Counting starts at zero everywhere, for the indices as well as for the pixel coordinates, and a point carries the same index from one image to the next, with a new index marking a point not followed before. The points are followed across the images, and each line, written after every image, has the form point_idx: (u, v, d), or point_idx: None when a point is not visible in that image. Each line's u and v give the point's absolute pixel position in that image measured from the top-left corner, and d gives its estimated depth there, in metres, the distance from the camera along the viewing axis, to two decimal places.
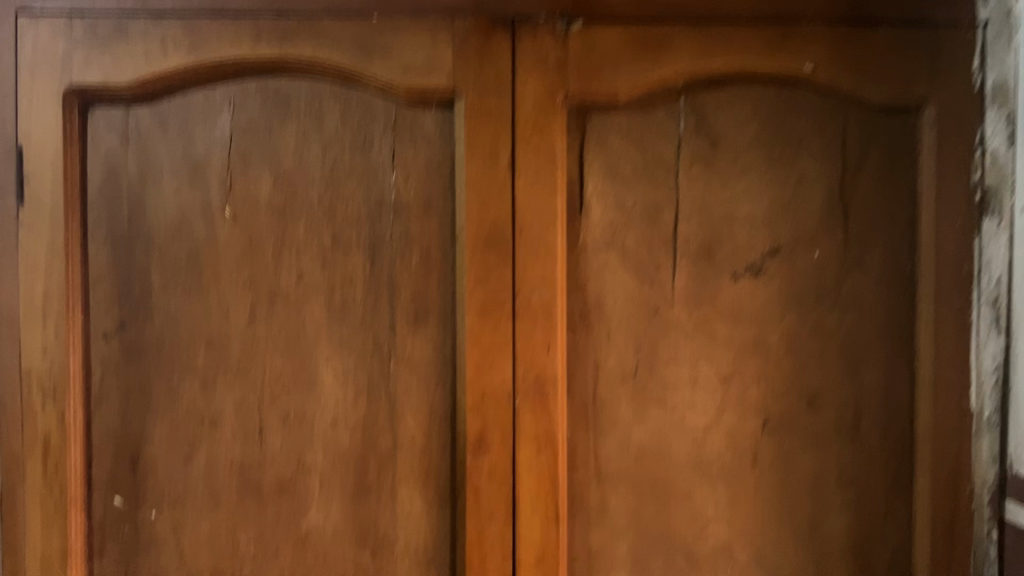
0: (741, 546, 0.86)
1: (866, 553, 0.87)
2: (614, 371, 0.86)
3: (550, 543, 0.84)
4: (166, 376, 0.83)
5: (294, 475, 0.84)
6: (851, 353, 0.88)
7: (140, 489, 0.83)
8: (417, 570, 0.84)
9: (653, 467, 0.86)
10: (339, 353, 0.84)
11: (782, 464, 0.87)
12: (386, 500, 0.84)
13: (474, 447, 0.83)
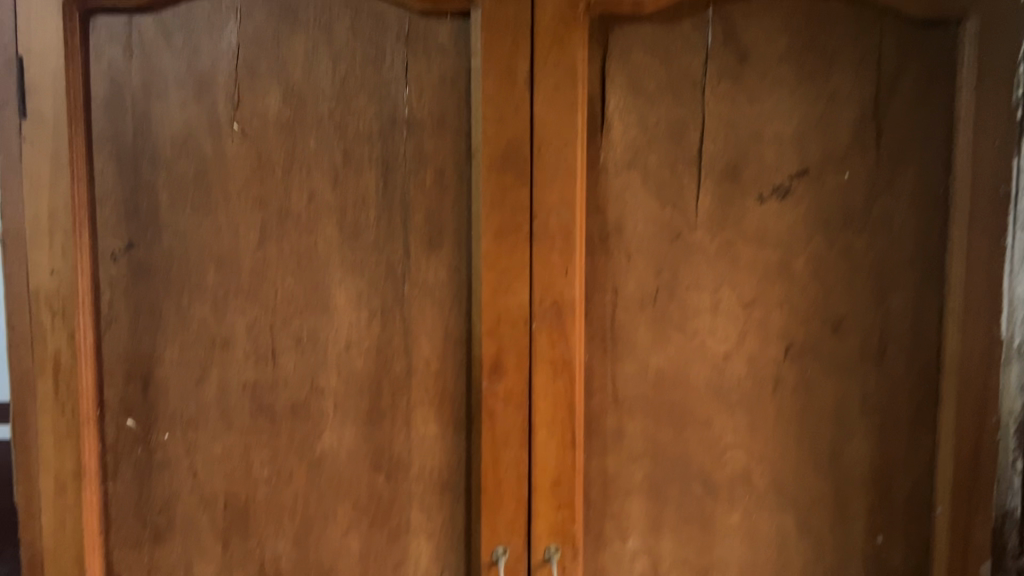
0: (759, 472, 0.86)
1: (887, 481, 0.86)
2: (634, 296, 0.83)
3: (565, 467, 0.83)
4: (176, 297, 0.81)
5: (308, 398, 0.82)
6: (880, 279, 0.84)
7: (153, 410, 0.82)
8: (432, 493, 0.84)
9: (671, 394, 0.85)
10: (352, 276, 0.81)
11: (804, 391, 0.85)
12: (400, 423, 0.83)
13: (490, 371, 0.81)
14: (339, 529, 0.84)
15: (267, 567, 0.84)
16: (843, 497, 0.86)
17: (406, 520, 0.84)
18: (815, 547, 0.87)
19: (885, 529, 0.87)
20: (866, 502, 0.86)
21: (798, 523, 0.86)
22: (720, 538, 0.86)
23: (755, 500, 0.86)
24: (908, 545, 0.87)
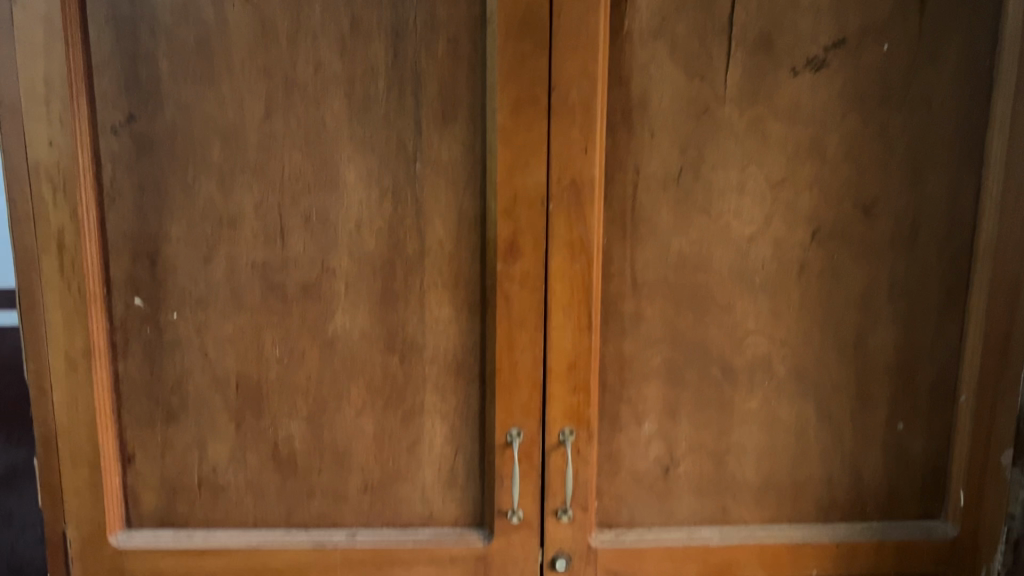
0: (780, 358, 0.84)
1: (912, 368, 0.85)
2: (657, 176, 0.80)
3: (582, 351, 0.81)
4: (180, 172, 0.78)
5: (319, 278, 0.80)
6: (915, 160, 0.81)
7: (161, 289, 0.80)
8: (446, 376, 0.83)
9: (692, 278, 0.82)
10: (362, 152, 0.78)
11: (830, 275, 0.82)
12: (414, 305, 0.81)
13: (506, 253, 0.79)
14: (353, 410, 0.83)
15: (282, 447, 0.84)
16: (865, 384, 0.85)
17: (420, 402, 0.83)
18: (834, 434, 0.86)
19: (906, 418, 0.86)
20: (889, 389, 0.85)
21: (817, 409, 0.85)
22: (737, 424, 0.85)
23: (775, 386, 0.85)
24: (929, 434, 0.86)
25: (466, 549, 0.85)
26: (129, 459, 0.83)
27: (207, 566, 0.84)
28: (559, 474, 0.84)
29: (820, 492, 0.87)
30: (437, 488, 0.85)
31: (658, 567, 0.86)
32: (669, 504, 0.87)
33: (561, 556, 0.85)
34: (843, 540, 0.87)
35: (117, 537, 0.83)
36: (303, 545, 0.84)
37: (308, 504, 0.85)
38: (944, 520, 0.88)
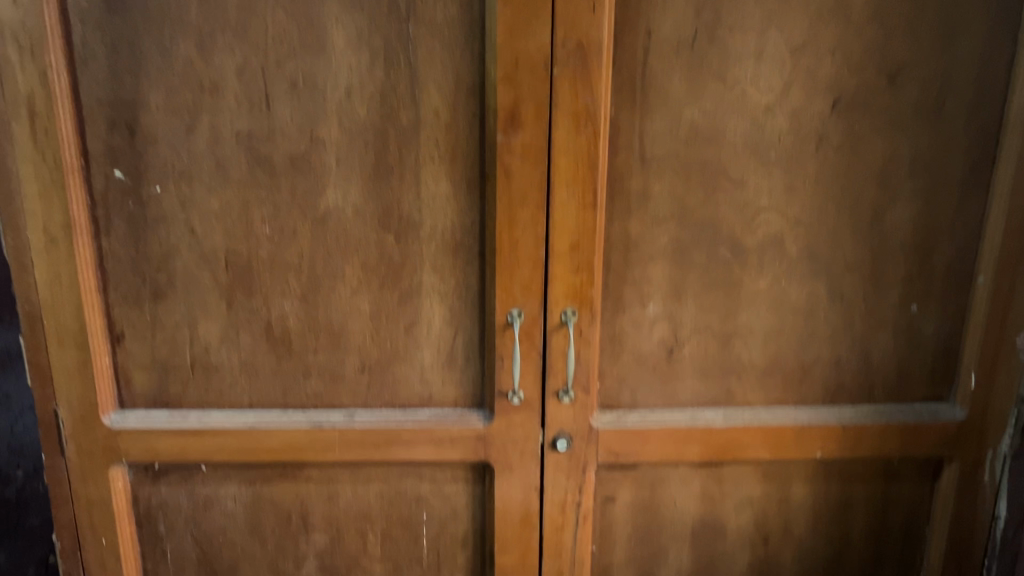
0: (793, 237, 0.81)
1: (930, 248, 0.82)
2: (669, 39, 0.74)
3: (586, 229, 0.78)
4: (156, 33, 0.72)
5: (308, 150, 0.76)
6: (946, 23, 0.75)
7: (142, 161, 0.76)
8: (444, 255, 0.80)
9: (704, 151, 0.78)
10: (352, 11, 0.72)
11: (850, 149, 0.78)
12: (409, 180, 0.77)
13: (506, 123, 0.74)
14: (348, 289, 0.80)
15: (275, 327, 0.81)
16: (879, 263, 0.82)
17: (417, 282, 0.80)
18: (845, 315, 0.83)
19: (920, 299, 0.83)
20: (905, 270, 0.82)
21: (829, 290, 0.82)
22: (746, 304, 0.83)
23: (787, 266, 0.81)
24: (943, 315, 0.84)
25: (465, 431, 0.83)
26: (118, 339, 0.81)
27: (202, 447, 0.83)
28: (560, 356, 0.82)
29: (827, 374, 0.85)
30: (435, 370, 0.83)
31: (660, 449, 0.85)
32: (672, 385, 0.85)
33: (562, 438, 0.84)
34: (849, 423, 0.85)
35: (110, 418, 0.82)
36: (300, 426, 0.83)
37: (304, 385, 0.83)
38: (952, 403, 0.87)
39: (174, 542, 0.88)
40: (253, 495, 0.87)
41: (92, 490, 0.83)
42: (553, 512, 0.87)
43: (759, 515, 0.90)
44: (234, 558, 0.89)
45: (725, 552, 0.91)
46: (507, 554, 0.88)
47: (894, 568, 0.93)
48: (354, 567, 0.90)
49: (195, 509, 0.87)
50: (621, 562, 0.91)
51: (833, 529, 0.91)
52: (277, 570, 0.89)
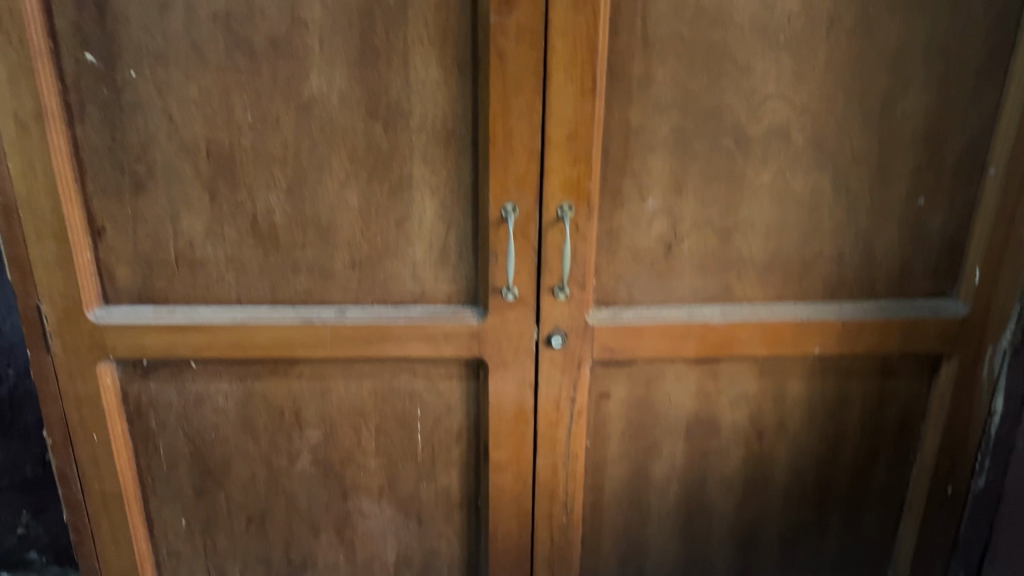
0: (799, 127, 0.77)
1: (941, 137, 0.79)
2: None
3: (583, 117, 0.74)
4: None
5: (290, 31, 0.72)
6: None
7: (114, 43, 0.72)
8: (435, 145, 0.76)
9: (709, 34, 0.74)
10: None
11: (862, 32, 0.74)
12: (398, 65, 0.73)
13: (500, 2, 0.70)
14: (335, 182, 0.77)
15: (261, 221, 0.78)
16: (887, 155, 0.79)
17: (407, 173, 0.77)
18: (849, 209, 0.81)
19: (928, 192, 0.81)
20: (914, 161, 0.79)
21: (834, 182, 0.80)
22: (748, 199, 0.80)
23: (791, 158, 0.79)
24: (950, 208, 0.82)
25: (459, 327, 0.82)
26: (99, 232, 0.78)
27: (190, 344, 0.81)
28: (556, 252, 0.79)
29: (829, 269, 0.83)
30: (428, 265, 0.81)
31: (657, 346, 0.84)
32: (670, 282, 0.83)
33: (557, 335, 0.82)
34: (849, 319, 0.84)
35: (94, 313, 0.80)
36: (290, 322, 0.81)
37: (294, 281, 0.81)
38: (954, 298, 0.85)
39: (167, 438, 0.87)
40: (245, 392, 0.86)
41: (80, 386, 0.82)
42: (547, 408, 0.87)
43: (754, 411, 0.90)
44: (227, 453, 0.88)
45: (718, 447, 0.92)
46: (501, 449, 0.88)
47: (887, 463, 0.93)
48: (348, 462, 0.90)
49: (186, 406, 0.86)
50: (615, 458, 0.91)
51: (828, 424, 0.91)
52: (271, 466, 0.89)
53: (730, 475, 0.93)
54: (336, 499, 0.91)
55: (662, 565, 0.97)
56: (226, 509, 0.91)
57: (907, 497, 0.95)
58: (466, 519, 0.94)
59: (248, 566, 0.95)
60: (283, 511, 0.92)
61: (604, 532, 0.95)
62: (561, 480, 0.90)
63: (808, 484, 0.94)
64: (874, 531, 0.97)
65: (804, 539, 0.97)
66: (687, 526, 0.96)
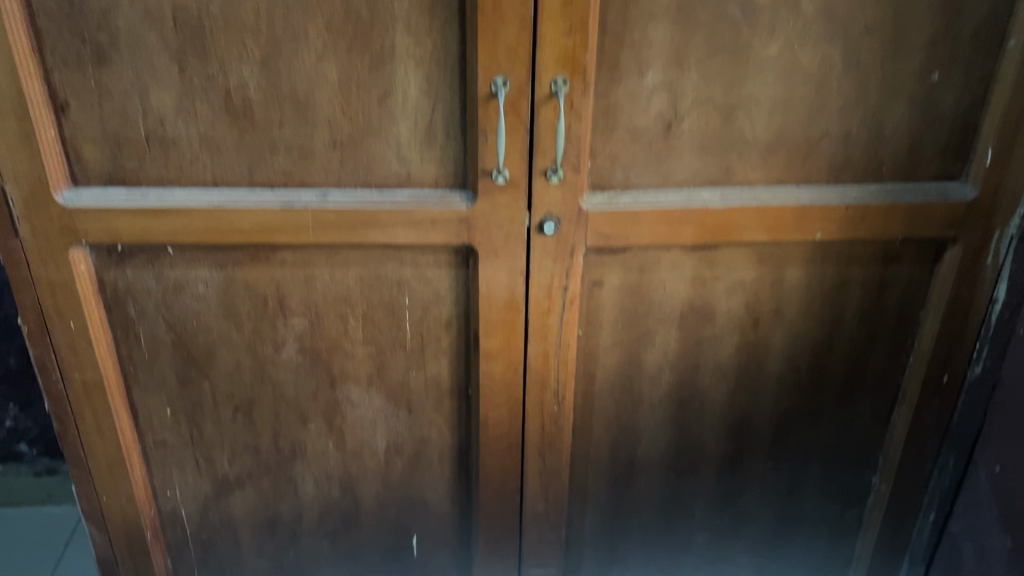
0: None
1: (960, 7, 0.75)
2: None
3: None
4: None
5: None
6: None
7: None
8: (420, 14, 0.71)
9: None
10: None
11: None
12: None
13: None
14: (313, 53, 0.72)
15: (235, 95, 0.74)
16: (901, 25, 0.75)
17: (389, 45, 0.72)
18: (859, 85, 0.77)
19: (942, 67, 0.77)
20: (930, 32, 0.76)
21: (844, 56, 0.76)
22: (752, 73, 0.76)
23: (800, 28, 0.74)
24: (964, 85, 0.78)
25: (447, 212, 0.78)
26: (62, 107, 0.74)
27: (165, 228, 0.77)
28: (550, 130, 0.75)
29: (834, 150, 0.80)
30: (413, 146, 0.77)
31: (654, 232, 0.81)
32: (668, 164, 0.80)
33: (549, 220, 0.79)
34: (853, 203, 0.81)
35: (63, 196, 0.76)
36: (270, 206, 0.77)
37: (272, 162, 0.77)
38: (963, 181, 0.83)
39: (146, 326, 0.85)
40: (225, 279, 0.83)
41: (52, 273, 0.79)
42: (539, 295, 0.84)
43: (751, 298, 0.88)
44: (210, 342, 0.86)
45: (713, 335, 0.90)
46: (492, 338, 0.86)
47: (884, 350, 0.93)
48: (335, 351, 0.88)
49: (165, 294, 0.83)
50: (608, 346, 0.89)
51: (827, 312, 0.90)
52: (255, 354, 0.87)
53: (724, 363, 0.92)
54: (324, 388, 0.90)
55: (653, 454, 0.97)
56: (211, 398, 0.90)
57: (903, 385, 0.95)
58: (456, 409, 0.93)
59: (237, 456, 0.94)
60: (270, 400, 0.90)
61: (595, 420, 0.94)
62: (553, 368, 0.89)
63: (802, 373, 0.93)
64: (867, 419, 0.97)
65: (797, 427, 0.97)
66: (680, 415, 0.95)
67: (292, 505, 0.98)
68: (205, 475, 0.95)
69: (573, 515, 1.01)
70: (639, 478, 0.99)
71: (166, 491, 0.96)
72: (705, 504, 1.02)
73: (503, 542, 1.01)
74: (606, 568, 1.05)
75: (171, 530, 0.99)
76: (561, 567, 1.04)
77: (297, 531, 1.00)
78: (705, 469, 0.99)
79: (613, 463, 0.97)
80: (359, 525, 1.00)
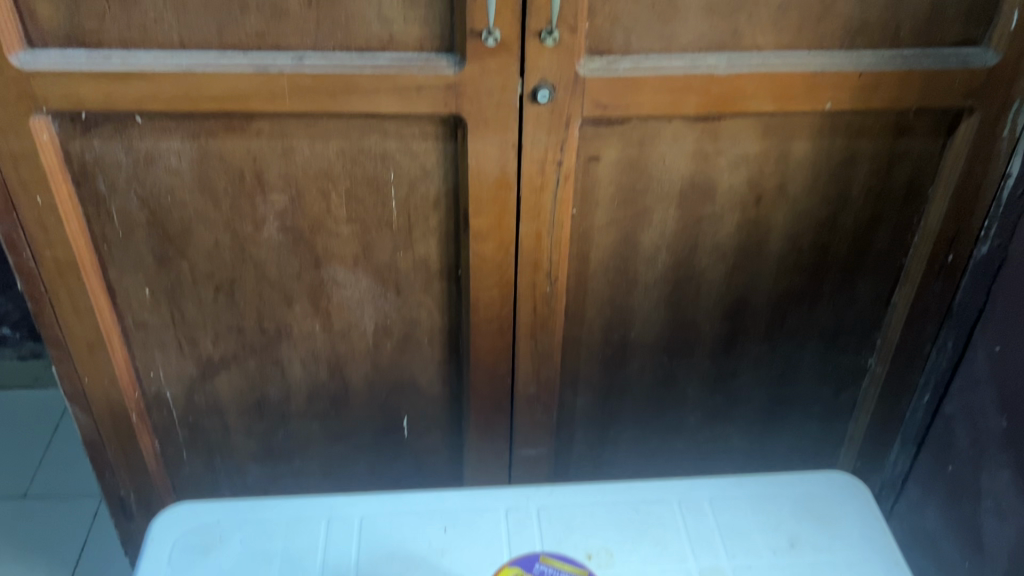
0: None
1: None
2: None
3: None
4: None
5: None
6: None
7: None
8: None
9: None
10: None
11: None
12: None
13: None
14: None
15: None
16: None
17: None
18: None
19: None
20: None
21: None
22: None
23: None
24: None
25: (433, 79, 0.73)
26: None
27: (133, 93, 0.73)
28: None
29: (850, 11, 0.75)
30: (396, 5, 0.71)
31: (654, 100, 0.76)
32: (671, 27, 0.74)
33: (543, 88, 0.74)
34: (866, 69, 0.77)
35: (19, 59, 0.71)
36: (243, 70, 0.72)
37: (243, 23, 0.71)
38: (985, 48, 0.78)
39: (118, 202, 0.81)
40: (199, 152, 0.78)
41: (14, 143, 0.74)
42: (531, 171, 0.80)
43: (753, 174, 0.84)
44: (186, 219, 0.82)
45: (713, 214, 0.86)
46: (483, 216, 0.82)
47: (889, 229, 0.90)
48: (319, 230, 0.84)
49: (136, 167, 0.78)
50: (603, 226, 0.86)
51: (833, 189, 0.86)
52: (235, 232, 0.83)
53: (723, 242, 0.88)
54: (308, 269, 0.86)
55: (647, 335, 0.95)
56: (191, 278, 0.86)
57: (906, 265, 0.92)
58: (446, 290, 0.89)
59: (220, 337, 0.91)
60: (252, 280, 0.87)
61: (589, 302, 0.91)
62: (545, 248, 0.85)
63: (804, 252, 0.90)
64: (868, 300, 0.95)
65: (795, 308, 0.95)
66: (676, 296, 0.92)
67: (280, 388, 0.96)
68: (189, 357, 0.92)
69: (565, 397, 0.99)
70: (633, 360, 0.97)
71: (149, 373, 0.93)
72: (699, 386, 1.01)
73: (494, 423, 1.00)
74: (598, 449, 1.05)
75: (157, 413, 0.97)
76: (552, 448, 1.03)
77: (285, 414, 0.98)
78: (700, 351, 0.97)
79: (607, 345, 0.95)
80: (349, 408, 0.99)
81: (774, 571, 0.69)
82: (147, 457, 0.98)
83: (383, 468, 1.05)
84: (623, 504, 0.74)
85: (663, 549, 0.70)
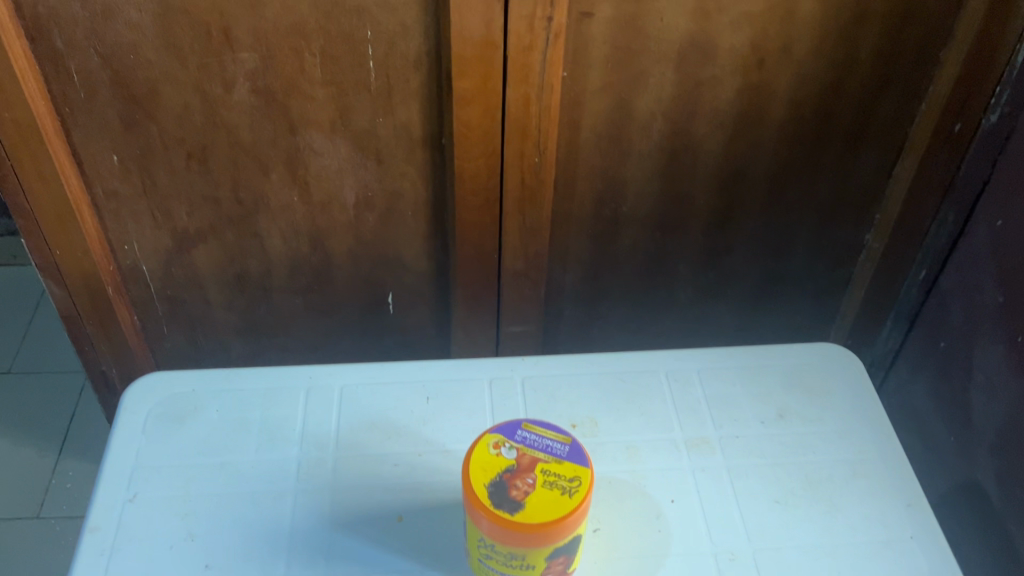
0: None
1: None
2: None
3: None
4: None
5: None
6: None
7: None
8: None
9: None
10: None
11: None
12: None
13: None
14: None
15: None
16: None
17: None
18: None
19: None
20: None
21: None
22: None
23: None
24: None
25: None
26: None
27: None
28: None
29: None
30: None
31: None
32: None
33: None
34: None
35: None
36: None
37: None
38: None
39: (77, 60, 0.75)
40: (160, 4, 0.72)
41: None
42: (518, 29, 0.75)
43: (756, 34, 0.79)
44: (151, 79, 0.77)
45: (712, 77, 0.81)
46: (467, 78, 0.77)
47: (897, 95, 0.85)
48: (293, 92, 0.79)
49: (94, 21, 0.73)
50: (595, 89, 0.81)
51: (839, 51, 0.81)
52: (204, 95, 0.78)
53: (721, 109, 0.84)
54: (283, 134, 0.82)
55: (638, 208, 0.92)
56: (161, 143, 0.82)
57: (910, 135, 0.89)
58: (429, 158, 0.85)
59: (195, 208, 0.87)
60: (226, 147, 0.83)
61: (579, 173, 0.87)
62: (533, 114, 0.81)
63: (805, 121, 0.86)
64: (869, 171, 0.91)
65: (793, 180, 0.91)
66: (670, 166, 0.88)
67: (260, 261, 0.93)
68: (163, 228, 0.89)
69: (554, 272, 0.97)
70: (623, 234, 0.94)
71: (123, 245, 0.90)
72: (691, 262, 0.98)
73: (481, 299, 0.97)
74: (586, 325, 1.03)
75: (134, 286, 0.94)
76: (540, 324, 1.01)
77: (267, 287, 0.96)
78: (693, 225, 0.94)
79: (597, 219, 0.92)
80: (332, 282, 0.96)
81: (762, 440, 0.68)
82: (126, 331, 0.96)
83: (369, 343, 1.03)
84: (612, 374, 0.72)
85: (649, 419, 0.69)
